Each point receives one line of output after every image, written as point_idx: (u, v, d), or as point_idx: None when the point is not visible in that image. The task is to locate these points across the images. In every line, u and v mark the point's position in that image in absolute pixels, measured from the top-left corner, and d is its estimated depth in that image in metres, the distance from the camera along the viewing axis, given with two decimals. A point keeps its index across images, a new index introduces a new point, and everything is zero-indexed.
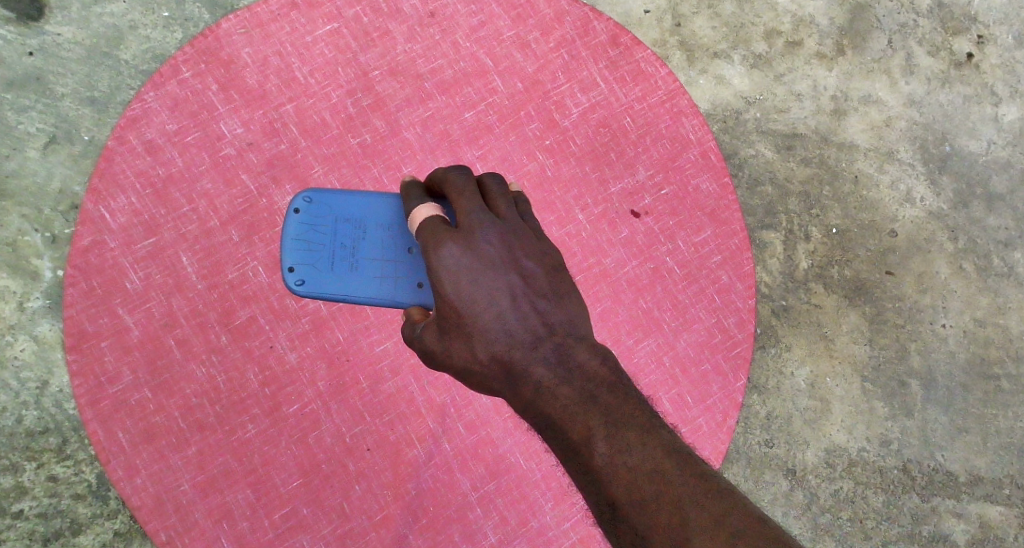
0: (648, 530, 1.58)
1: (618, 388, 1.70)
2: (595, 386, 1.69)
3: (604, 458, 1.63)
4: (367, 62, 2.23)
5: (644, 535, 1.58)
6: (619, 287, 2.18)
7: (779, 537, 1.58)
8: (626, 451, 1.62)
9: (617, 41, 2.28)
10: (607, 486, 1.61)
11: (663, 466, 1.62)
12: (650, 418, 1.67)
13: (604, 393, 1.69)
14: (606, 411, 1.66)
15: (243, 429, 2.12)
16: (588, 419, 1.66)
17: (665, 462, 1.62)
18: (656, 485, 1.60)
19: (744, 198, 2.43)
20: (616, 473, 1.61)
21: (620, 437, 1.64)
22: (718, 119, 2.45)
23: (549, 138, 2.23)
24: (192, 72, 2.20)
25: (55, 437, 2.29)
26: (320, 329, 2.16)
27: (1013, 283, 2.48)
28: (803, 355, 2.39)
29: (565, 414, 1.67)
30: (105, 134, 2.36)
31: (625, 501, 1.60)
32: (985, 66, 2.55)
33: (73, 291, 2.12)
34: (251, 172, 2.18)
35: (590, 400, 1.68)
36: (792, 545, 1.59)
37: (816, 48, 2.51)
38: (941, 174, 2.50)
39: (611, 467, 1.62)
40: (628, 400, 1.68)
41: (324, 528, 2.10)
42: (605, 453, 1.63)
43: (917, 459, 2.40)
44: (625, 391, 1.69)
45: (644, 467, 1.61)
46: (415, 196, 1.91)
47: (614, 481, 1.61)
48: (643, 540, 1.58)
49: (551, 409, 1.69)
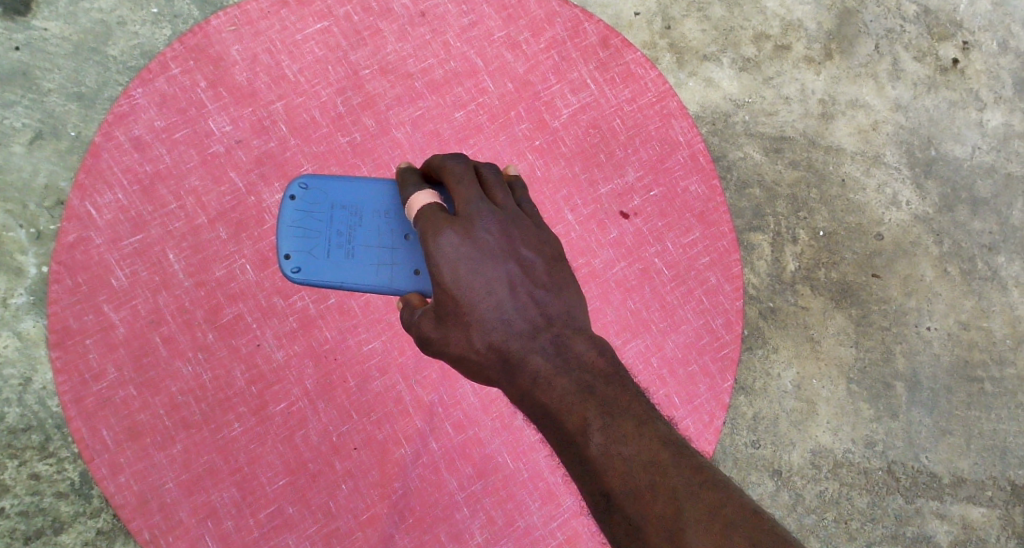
0: (643, 520, 1.60)
1: (615, 380, 1.72)
2: (592, 377, 1.72)
3: (600, 448, 1.65)
4: (357, 61, 2.23)
5: (638, 524, 1.60)
6: (608, 287, 2.19)
7: (775, 529, 1.59)
8: (622, 442, 1.65)
9: (607, 42, 2.29)
10: (603, 476, 1.64)
11: (659, 457, 1.63)
12: (647, 411, 1.69)
13: (601, 384, 1.71)
14: (603, 401, 1.69)
15: (229, 427, 2.11)
16: (584, 409, 1.68)
17: (661, 453, 1.64)
18: (651, 475, 1.62)
19: (733, 200, 2.45)
20: (611, 463, 1.64)
21: (616, 427, 1.66)
22: (707, 122, 2.47)
23: (539, 138, 2.23)
24: (181, 69, 2.20)
25: (38, 434, 2.27)
26: (307, 328, 2.15)
27: (997, 287, 2.51)
28: (789, 356, 2.41)
29: (562, 403, 1.70)
30: (92, 130, 2.34)
31: (620, 491, 1.62)
32: (970, 72, 2.58)
33: (58, 287, 2.11)
34: (240, 169, 2.18)
35: (587, 391, 1.70)
36: (787, 536, 1.59)
37: (804, 52, 2.53)
38: (927, 178, 2.52)
39: (606, 457, 1.64)
40: (624, 392, 1.71)
41: (310, 527, 2.10)
42: (600, 444, 1.65)
43: (902, 461, 2.42)
44: (622, 383, 1.72)
45: (640, 458, 1.63)
46: (412, 182, 1.94)
47: (610, 471, 1.63)
48: (638, 530, 1.60)
49: (548, 398, 1.71)
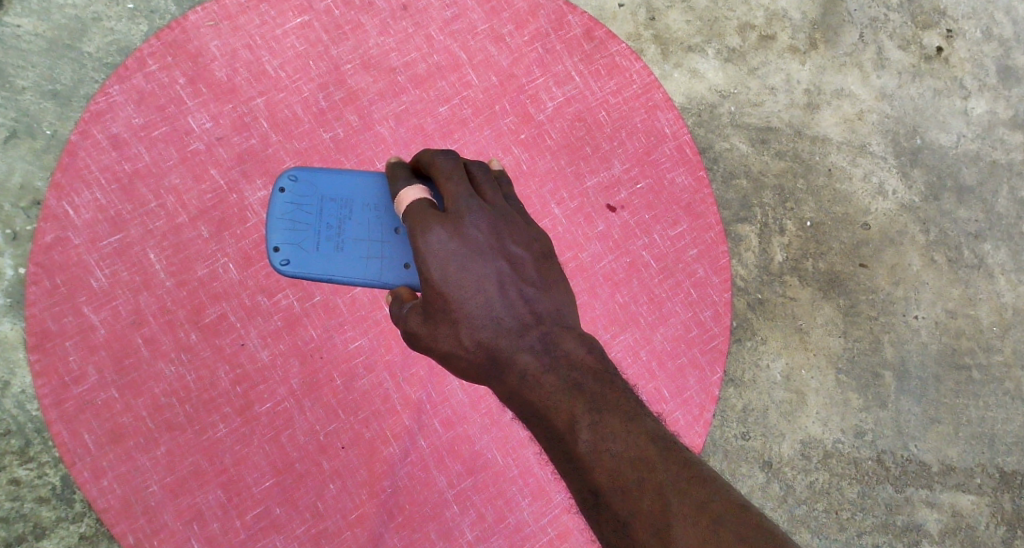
0: (630, 516, 1.60)
1: (604, 378, 1.72)
2: (581, 374, 1.72)
3: (588, 445, 1.65)
4: (339, 55, 2.20)
5: (625, 521, 1.60)
6: (595, 281, 2.17)
7: (764, 525, 1.59)
8: (610, 439, 1.64)
9: (592, 34, 2.27)
10: (591, 473, 1.63)
11: (646, 453, 1.63)
12: (635, 407, 1.69)
13: (589, 382, 1.71)
14: (591, 399, 1.69)
15: (214, 428, 2.08)
16: (573, 407, 1.68)
17: (649, 449, 1.64)
18: (639, 472, 1.62)
19: (720, 191, 2.43)
20: (599, 460, 1.63)
21: (604, 425, 1.66)
22: (692, 113, 2.46)
23: (525, 132, 2.21)
24: (159, 65, 2.16)
25: (17, 438, 2.20)
26: (292, 326, 2.12)
27: (983, 275, 2.51)
28: (778, 347, 2.41)
29: (550, 401, 1.70)
30: (68, 128, 2.29)
31: (608, 488, 1.62)
32: (954, 60, 2.58)
33: (36, 289, 2.08)
34: (221, 166, 2.15)
35: (576, 388, 1.70)
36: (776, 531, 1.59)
37: (789, 42, 2.52)
38: (912, 167, 2.52)
39: (594, 454, 1.64)
40: (613, 389, 1.70)
41: (298, 528, 2.07)
42: (589, 441, 1.65)
43: (891, 450, 2.42)
44: (611, 380, 1.72)
45: (628, 455, 1.63)
46: (402, 177, 1.91)
47: (598, 468, 1.63)
48: (625, 526, 1.60)
49: (536, 396, 1.71)
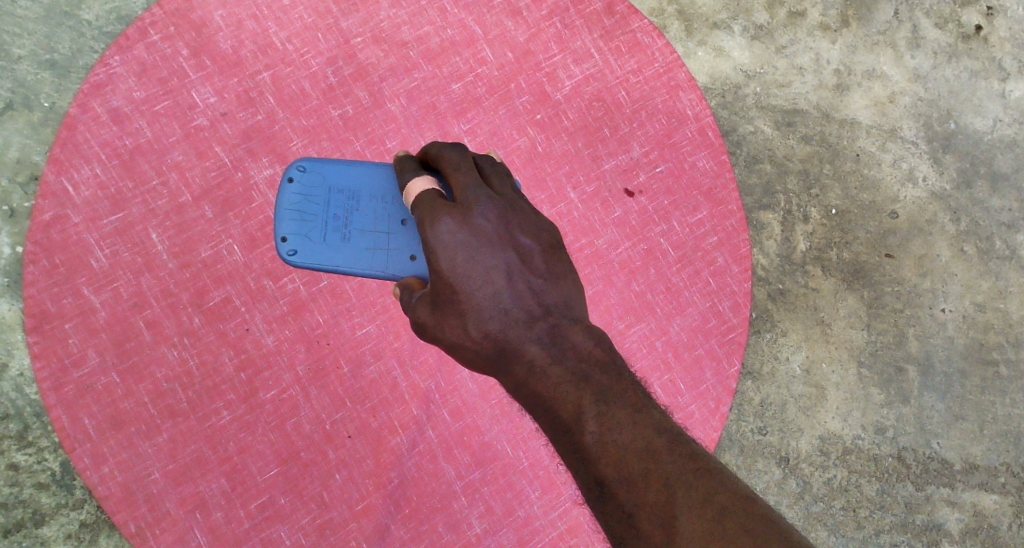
0: (635, 507, 1.54)
1: (610, 368, 1.65)
2: (588, 366, 1.65)
3: (594, 436, 1.59)
4: (348, 28, 2.10)
5: (630, 512, 1.54)
6: (611, 269, 2.10)
7: (770, 516, 1.52)
8: (616, 429, 1.58)
9: (613, 9, 2.17)
10: (596, 464, 1.57)
11: (653, 445, 1.57)
12: (642, 399, 1.62)
13: (596, 373, 1.64)
14: (598, 390, 1.62)
15: (218, 415, 2.03)
16: (580, 398, 1.62)
17: (655, 440, 1.57)
18: (644, 462, 1.55)
19: (743, 175, 2.34)
20: (604, 450, 1.57)
21: (611, 416, 1.59)
22: (716, 94, 2.35)
23: (541, 112, 2.12)
24: (161, 36, 2.08)
25: (15, 423, 2.14)
26: (299, 311, 2.06)
27: (1015, 267, 2.42)
28: (799, 340, 2.33)
29: (557, 392, 1.64)
30: (66, 100, 2.20)
31: (613, 478, 1.56)
32: (994, 39, 2.47)
33: (34, 269, 2.01)
34: (225, 144, 2.07)
35: (582, 379, 1.64)
36: (782, 523, 1.52)
37: (819, 19, 2.42)
38: (944, 153, 2.42)
39: (600, 445, 1.58)
40: (620, 381, 1.64)
41: (302, 518, 2.02)
42: (595, 432, 1.59)
43: (912, 447, 2.36)
44: (618, 372, 1.65)
45: (633, 446, 1.57)
46: (410, 169, 1.83)
47: (603, 458, 1.57)
48: (630, 517, 1.54)
49: (543, 388, 1.65)
